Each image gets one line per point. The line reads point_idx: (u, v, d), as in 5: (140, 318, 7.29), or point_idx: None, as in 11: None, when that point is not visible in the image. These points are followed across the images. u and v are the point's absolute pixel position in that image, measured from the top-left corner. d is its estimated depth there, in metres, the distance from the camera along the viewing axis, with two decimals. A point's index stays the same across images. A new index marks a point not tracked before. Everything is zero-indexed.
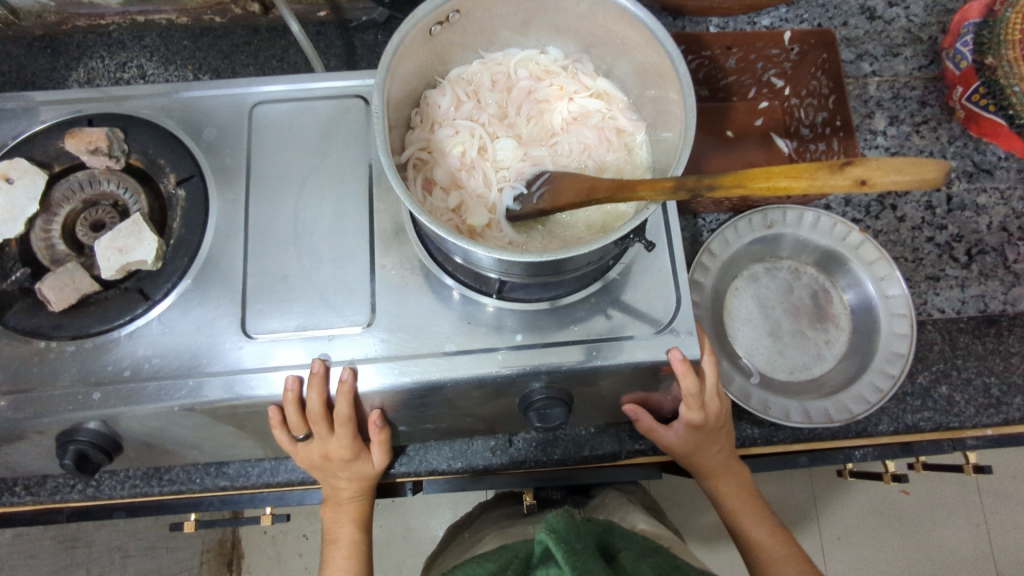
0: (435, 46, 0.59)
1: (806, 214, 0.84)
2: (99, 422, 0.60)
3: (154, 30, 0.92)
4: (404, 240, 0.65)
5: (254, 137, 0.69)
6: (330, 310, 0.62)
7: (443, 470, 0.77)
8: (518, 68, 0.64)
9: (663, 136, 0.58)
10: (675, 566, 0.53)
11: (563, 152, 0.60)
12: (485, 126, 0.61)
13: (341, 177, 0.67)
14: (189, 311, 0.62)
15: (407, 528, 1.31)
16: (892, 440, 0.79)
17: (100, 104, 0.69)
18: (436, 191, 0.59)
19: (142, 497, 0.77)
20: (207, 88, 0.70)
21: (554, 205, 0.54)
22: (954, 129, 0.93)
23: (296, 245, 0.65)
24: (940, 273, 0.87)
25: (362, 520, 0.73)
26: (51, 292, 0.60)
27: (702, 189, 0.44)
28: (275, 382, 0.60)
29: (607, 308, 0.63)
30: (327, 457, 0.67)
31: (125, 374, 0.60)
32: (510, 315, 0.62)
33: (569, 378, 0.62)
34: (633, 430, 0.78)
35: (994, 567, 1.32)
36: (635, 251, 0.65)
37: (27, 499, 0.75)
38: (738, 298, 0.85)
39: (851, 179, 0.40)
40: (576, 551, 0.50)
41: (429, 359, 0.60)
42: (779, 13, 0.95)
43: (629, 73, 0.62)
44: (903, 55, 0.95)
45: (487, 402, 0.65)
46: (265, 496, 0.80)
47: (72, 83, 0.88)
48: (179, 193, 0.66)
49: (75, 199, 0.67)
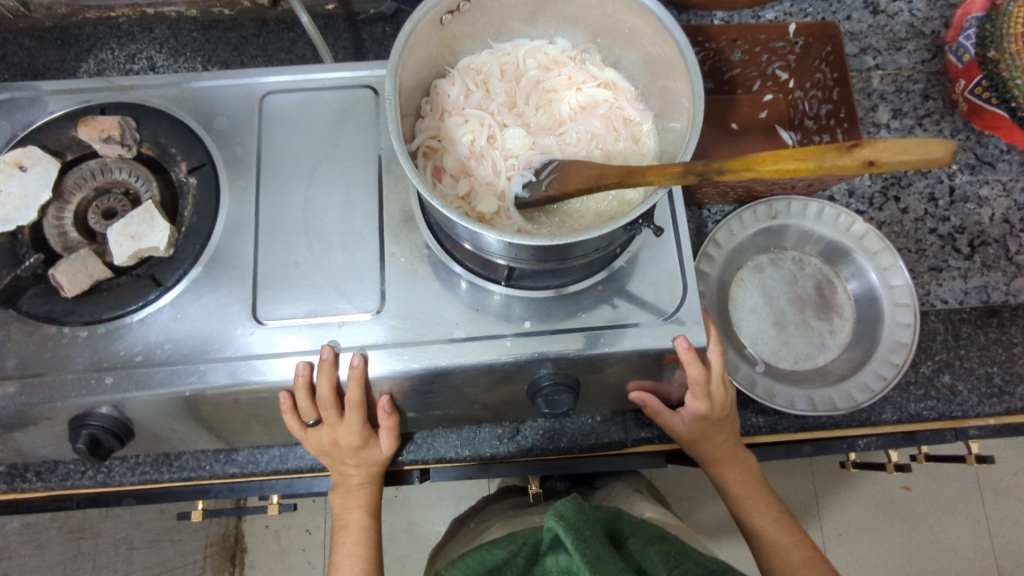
0: (445, 36, 0.60)
1: (810, 205, 0.85)
2: (110, 407, 0.61)
3: (163, 22, 0.92)
4: (413, 228, 0.66)
5: (264, 126, 0.69)
6: (340, 297, 0.63)
7: (450, 457, 0.78)
8: (526, 58, 0.64)
9: (670, 126, 0.59)
10: (682, 551, 0.54)
11: (570, 141, 0.61)
12: (494, 115, 0.62)
13: (350, 166, 0.68)
14: (200, 298, 0.63)
15: (410, 523, 1.32)
16: (895, 429, 0.80)
17: (110, 93, 0.70)
18: (446, 178, 0.60)
19: (152, 484, 0.77)
20: (217, 78, 0.71)
21: (563, 192, 0.54)
22: (956, 122, 0.94)
23: (306, 233, 0.65)
24: (942, 264, 0.87)
25: (371, 508, 0.73)
26: (64, 278, 0.61)
27: (711, 173, 0.45)
28: (283, 367, 0.60)
29: (614, 297, 0.63)
30: (337, 444, 0.67)
31: (137, 359, 0.61)
32: (518, 302, 0.63)
33: (576, 366, 0.63)
34: (639, 419, 0.78)
35: (995, 562, 1.32)
36: (642, 239, 0.65)
37: (38, 485, 0.75)
38: (743, 288, 0.85)
39: (858, 160, 0.41)
40: (585, 537, 0.51)
41: (437, 346, 0.61)
42: (783, 7, 0.95)
43: (637, 63, 0.63)
44: (906, 49, 0.96)
45: (494, 389, 0.66)
46: (274, 484, 0.81)
47: (82, 74, 0.89)
48: (190, 182, 0.66)
49: (87, 186, 0.67)
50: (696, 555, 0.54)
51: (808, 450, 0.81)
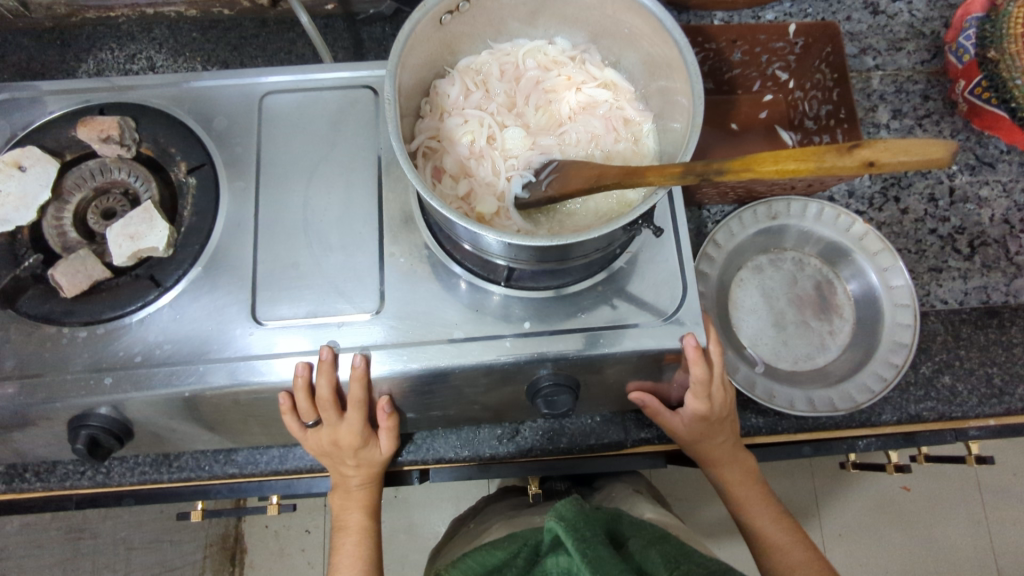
0: (444, 36, 0.60)
1: (810, 205, 0.85)
2: (110, 407, 0.60)
3: (163, 22, 0.92)
4: (412, 228, 0.66)
5: (264, 126, 0.69)
6: (339, 297, 0.63)
7: (449, 458, 0.77)
8: (526, 58, 0.64)
9: (670, 126, 0.59)
10: (683, 552, 0.54)
11: (570, 141, 0.61)
12: (494, 115, 0.62)
13: (350, 166, 0.68)
14: (200, 298, 0.63)
15: (409, 523, 1.32)
16: (895, 429, 0.80)
17: (109, 93, 0.70)
18: (446, 178, 0.60)
19: (152, 484, 0.76)
20: (216, 78, 0.71)
21: (562, 192, 0.54)
22: (956, 122, 0.94)
23: (306, 233, 0.65)
24: (942, 265, 0.87)
25: (370, 508, 0.73)
26: (63, 278, 0.61)
27: (710, 174, 0.45)
28: (282, 368, 0.60)
29: (613, 298, 0.63)
30: (336, 444, 0.67)
31: (136, 359, 0.61)
32: (517, 303, 0.63)
33: (575, 366, 0.63)
34: (638, 420, 0.78)
35: (994, 563, 1.32)
36: (642, 239, 0.65)
37: (37, 485, 0.74)
38: (743, 289, 0.85)
39: (858, 161, 0.41)
40: (585, 538, 0.52)
41: (437, 346, 0.61)
42: (783, 7, 0.95)
43: (637, 63, 0.63)
44: (905, 49, 0.96)
45: (494, 390, 0.66)
46: (274, 484, 0.81)
47: (81, 74, 0.89)
48: (189, 182, 0.66)
49: (86, 186, 0.67)
50: (696, 556, 0.53)
51: (808, 451, 0.81)
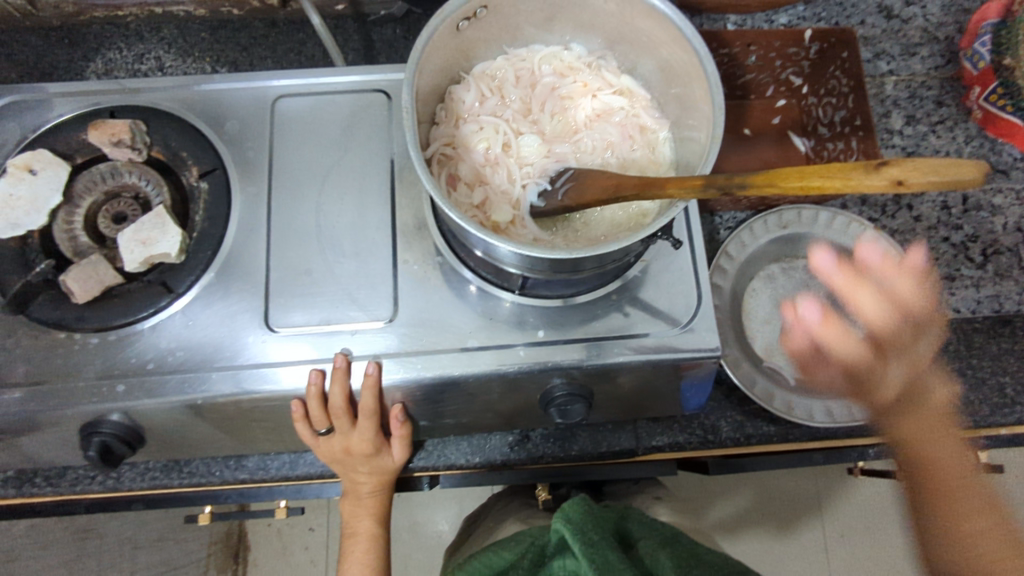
0: (460, 42, 0.59)
1: (821, 214, 0.85)
2: (121, 414, 0.60)
3: (172, 21, 0.91)
4: (426, 235, 0.65)
5: (276, 130, 0.69)
6: (352, 304, 0.63)
7: (460, 464, 0.77)
8: (541, 64, 0.64)
9: (688, 135, 0.59)
10: (690, 551, 0.55)
11: (586, 149, 0.61)
12: (509, 121, 0.61)
13: (362, 171, 0.68)
14: (212, 304, 0.62)
15: (414, 523, 1.32)
16: None
17: (119, 95, 0.69)
18: (461, 186, 0.60)
19: (162, 489, 0.76)
20: (228, 81, 0.70)
21: (579, 201, 0.53)
22: (970, 129, 0.93)
23: (318, 239, 0.65)
24: (955, 273, 0.87)
25: (380, 515, 0.73)
26: (75, 283, 0.60)
27: (733, 187, 0.44)
28: (295, 376, 0.60)
29: (626, 306, 0.63)
30: (348, 452, 0.67)
31: (148, 366, 0.60)
32: (532, 311, 0.63)
33: (590, 375, 0.62)
34: (650, 427, 0.78)
35: None
36: (656, 249, 0.65)
37: (47, 489, 0.74)
38: (756, 299, 0.84)
39: (886, 179, 0.40)
40: (592, 542, 0.52)
41: (450, 354, 0.60)
42: (797, 11, 0.95)
43: (653, 70, 0.62)
44: (919, 54, 0.95)
45: (508, 398, 0.65)
46: (283, 489, 0.80)
47: (90, 74, 0.88)
48: (201, 187, 0.66)
49: (96, 190, 0.66)
50: (704, 554, 0.54)
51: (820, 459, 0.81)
